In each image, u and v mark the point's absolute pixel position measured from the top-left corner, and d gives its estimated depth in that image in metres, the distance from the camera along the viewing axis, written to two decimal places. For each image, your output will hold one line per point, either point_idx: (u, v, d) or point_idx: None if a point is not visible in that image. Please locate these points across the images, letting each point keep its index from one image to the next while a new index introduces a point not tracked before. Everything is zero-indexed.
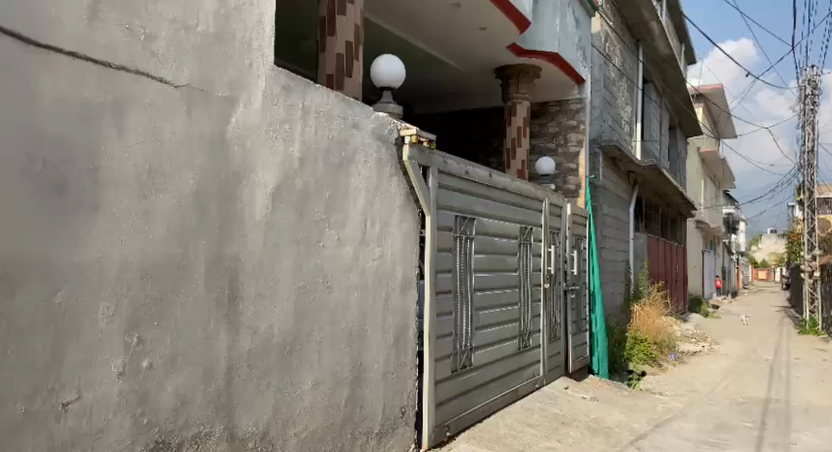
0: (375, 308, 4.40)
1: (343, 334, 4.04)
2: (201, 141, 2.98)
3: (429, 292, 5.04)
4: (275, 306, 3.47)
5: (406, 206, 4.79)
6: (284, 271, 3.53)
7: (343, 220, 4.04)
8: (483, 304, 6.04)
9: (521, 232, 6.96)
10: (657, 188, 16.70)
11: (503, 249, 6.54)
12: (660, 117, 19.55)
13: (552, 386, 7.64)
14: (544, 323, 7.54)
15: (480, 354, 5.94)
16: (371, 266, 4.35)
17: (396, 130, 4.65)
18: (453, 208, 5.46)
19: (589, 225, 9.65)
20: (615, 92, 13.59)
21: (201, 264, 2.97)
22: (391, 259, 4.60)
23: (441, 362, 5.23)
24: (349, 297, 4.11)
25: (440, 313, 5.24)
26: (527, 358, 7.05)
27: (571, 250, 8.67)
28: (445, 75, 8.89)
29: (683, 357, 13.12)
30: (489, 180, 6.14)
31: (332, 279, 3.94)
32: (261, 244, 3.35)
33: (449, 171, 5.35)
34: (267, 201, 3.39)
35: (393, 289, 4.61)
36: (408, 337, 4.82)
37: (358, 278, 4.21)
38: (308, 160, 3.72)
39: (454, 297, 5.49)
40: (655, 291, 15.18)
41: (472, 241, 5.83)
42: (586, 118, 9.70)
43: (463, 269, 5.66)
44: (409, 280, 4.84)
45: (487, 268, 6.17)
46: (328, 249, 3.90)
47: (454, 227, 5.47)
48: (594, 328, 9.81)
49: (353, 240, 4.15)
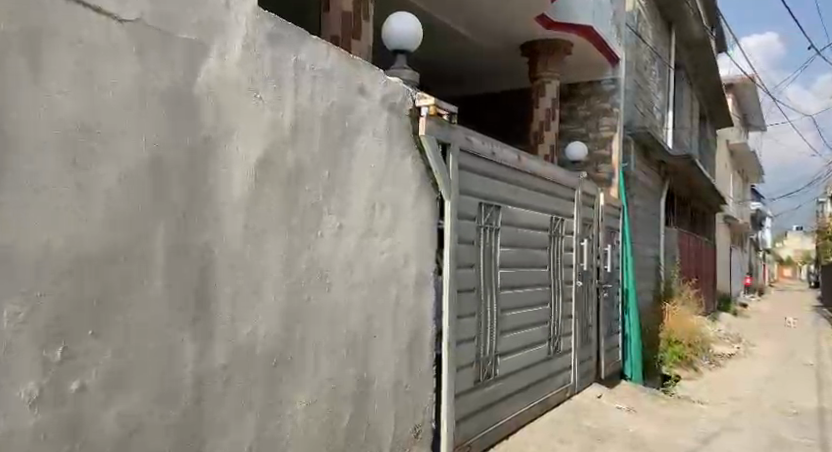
0: (384, 309, 3.72)
1: (345, 340, 3.37)
2: (158, 96, 2.29)
3: (449, 291, 4.35)
4: (259, 307, 2.79)
5: (422, 190, 4.10)
6: (272, 264, 2.86)
7: (346, 204, 3.35)
8: (510, 305, 5.33)
9: (552, 223, 6.22)
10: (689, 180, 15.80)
11: (533, 242, 5.82)
12: (690, 106, 18.59)
13: (582, 394, 6.92)
14: (575, 324, 6.82)
15: (507, 361, 5.24)
16: (379, 259, 3.66)
17: (410, 99, 3.94)
18: (477, 194, 4.75)
19: (622, 217, 8.88)
20: (647, 76, 12.75)
21: (158, 254, 2.30)
22: (404, 251, 3.91)
23: (462, 371, 4.55)
24: (353, 297, 3.43)
25: (461, 316, 4.55)
26: (557, 365, 6.33)
27: (604, 244, 7.92)
28: (466, 52, 8.17)
29: (718, 360, 12.28)
30: (518, 163, 5.42)
31: (331, 276, 3.26)
32: (241, 230, 2.68)
33: (473, 151, 4.64)
34: (249, 177, 2.71)
35: (405, 286, 3.93)
36: (424, 344, 4.13)
37: (364, 274, 3.53)
38: (303, 128, 3.03)
39: (477, 297, 4.79)
40: (686, 289, 14.32)
41: (499, 233, 5.12)
42: (619, 100, 8.92)
43: (488, 264, 4.96)
44: (426, 276, 4.15)
45: (515, 264, 5.46)
46: (327, 239, 3.22)
47: (477, 216, 4.77)
48: (626, 329, 9.06)
49: (358, 228, 3.47)
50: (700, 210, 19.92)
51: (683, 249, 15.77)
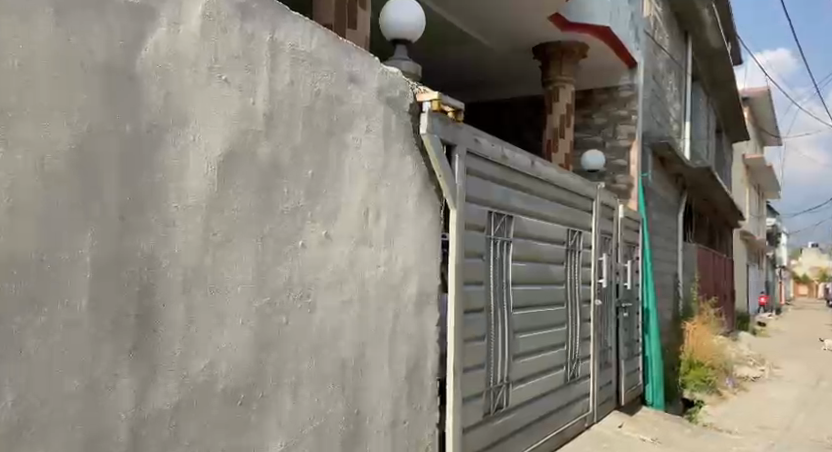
0: (378, 333, 3.22)
1: (332, 370, 2.87)
2: (86, 68, 1.81)
3: (456, 311, 3.85)
4: (222, 332, 2.30)
5: (424, 196, 3.62)
6: (239, 280, 2.37)
7: (334, 210, 2.87)
8: (524, 327, 4.82)
9: (569, 235, 5.72)
10: (707, 194, 15.23)
11: (548, 257, 5.31)
12: (707, 118, 18.05)
13: (601, 424, 6.36)
14: (594, 346, 6.28)
15: (521, 389, 4.72)
16: (374, 273, 3.17)
17: (411, 93, 3.48)
18: (487, 202, 4.26)
19: (642, 231, 8.36)
20: (665, 85, 12.27)
21: (85, 267, 1.80)
22: (403, 265, 3.42)
23: (470, 403, 4.03)
24: (342, 319, 2.93)
25: (470, 339, 4.05)
26: (575, 392, 5.79)
27: (623, 260, 7.40)
28: (476, 55, 7.74)
29: (742, 383, 11.64)
30: (533, 169, 4.94)
31: (316, 294, 2.77)
32: (198, 237, 2.20)
33: (482, 154, 4.16)
34: (210, 173, 2.24)
35: (404, 306, 3.43)
36: (426, 372, 3.62)
37: (356, 291, 3.04)
38: (279, 119, 2.55)
39: (487, 317, 4.29)
40: (706, 308, 13.71)
41: (511, 246, 4.63)
42: (638, 107, 8.44)
43: (498, 281, 4.45)
44: (428, 294, 3.65)
45: (529, 281, 4.95)
46: (311, 251, 2.74)
47: (487, 227, 4.28)
48: (646, 351, 8.50)
49: (349, 238, 2.98)
50: (718, 225, 19.29)
51: (702, 265, 15.14)
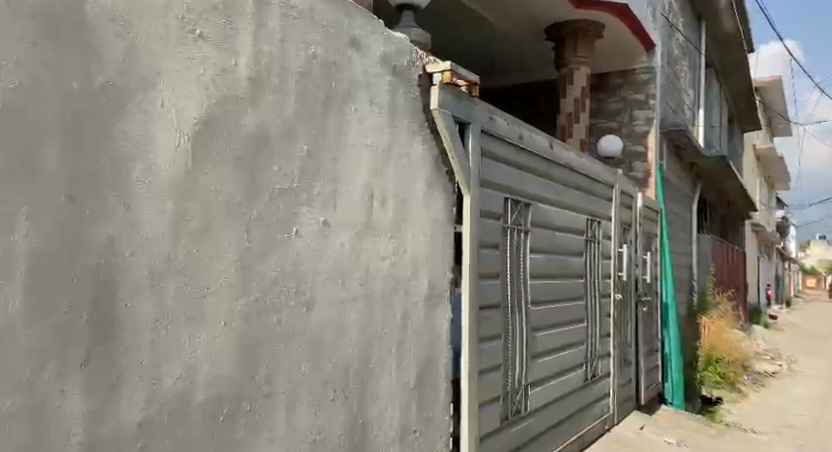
0: (386, 333, 2.85)
1: (333, 377, 2.50)
2: (19, 5, 1.41)
3: (470, 308, 3.48)
4: (201, 336, 1.92)
5: (435, 179, 3.25)
6: (222, 273, 2.00)
7: (333, 192, 2.50)
8: (542, 324, 4.45)
9: (588, 225, 5.35)
10: (722, 185, 14.83)
11: (567, 248, 4.94)
12: (720, 107, 17.60)
13: (622, 425, 6.02)
14: (613, 343, 5.93)
15: (539, 392, 4.36)
16: (380, 265, 2.80)
17: (420, 63, 3.10)
18: (503, 188, 3.88)
19: (659, 222, 8.01)
20: (679, 71, 11.86)
21: (17, 260, 1.40)
22: (413, 256, 3.06)
23: (486, 408, 3.67)
24: (344, 318, 2.56)
25: (485, 339, 3.67)
26: (595, 392, 5.44)
27: (642, 252, 7.07)
28: (485, 36, 7.35)
29: (761, 379, 11.29)
30: (551, 153, 4.56)
31: (313, 290, 2.39)
32: (170, 223, 1.81)
33: (499, 135, 3.79)
34: (184, 145, 1.85)
35: (414, 302, 3.06)
36: (438, 375, 3.26)
37: (360, 286, 2.67)
38: (266, 84, 2.17)
39: (504, 314, 3.91)
40: (721, 301, 13.37)
41: (528, 236, 4.25)
42: (655, 91, 8.08)
43: (515, 275, 4.08)
44: (440, 289, 3.29)
45: (548, 274, 4.58)
46: (307, 239, 2.36)
47: (503, 216, 3.91)
48: (664, 347, 8.17)
49: (351, 224, 2.61)
50: (731, 217, 18.89)
51: (717, 257, 14.76)
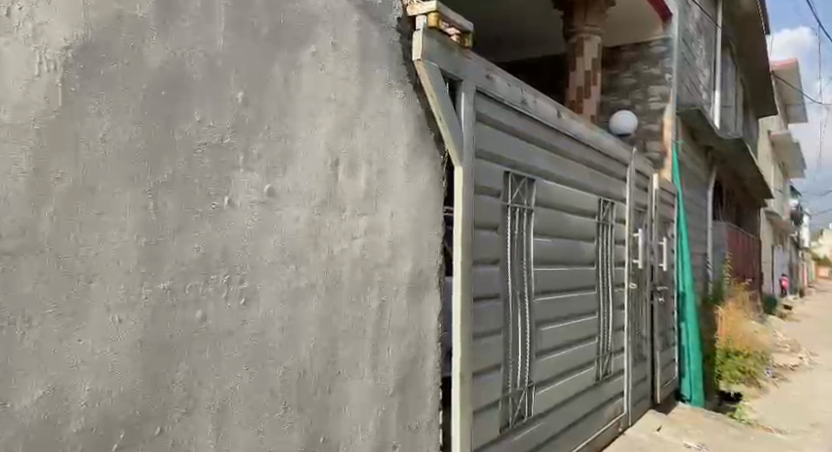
0: (357, 330, 2.33)
1: (284, 387, 2.00)
2: None
3: (464, 300, 2.97)
4: (82, 340, 1.39)
5: (420, 147, 2.74)
6: (118, 253, 1.47)
7: (282, 154, 1.98)
8: (549, 317, 3.94)
9: (600, 207, 4.84)
10: (738, 171, 14.26)
11: (578, 232, 4.43)
12: (735, 90, 16.97)
13: (638, 427, 5.53)
14: (627, 338, 5.44)
15: (546, 394, 3.85)
16: (348, 247, 2.29)
17: (400, 4, 2.57)
18: (503, 160, 3.35)
19: (675, 207, 7.49)
20: (695, 49, 11.27)
21: None
22: (392, 237, 2.55)
23: (484, 415, 3.17)
24: (299, 313, 2.05)
25: (482, 334, 3.17)
26: (607, 391, 4.94)
27: (657, 238, 6.56)
28: (489, 8, 6.82)
29: (781, 372, 10.76)
30: (559, 123, 4.04)
31: (255, 276, 1.89)
32: (28, 180, 1.28)
33: (498, 97, 3.26)
34: (47, 76, 1.32)
35: (393, 291, 2.55)
36: (425, 378, 2.76)
37: (322, 273, 2.15)
38: (181, 6, 1.64)
39: (504, 307, 3.40)
40: (737, 291, 12.83)
41: (532, 216, 3.74)
42: (671, 66, 7.55)
43: (517, 261, 3.57)
44: (426, 276, 2.78)
45: (555, 261, 4.06)
46: (243, 211, 1.84)
47: (503, 193, 3.40)
48: (681, 341, 7.66)
49: (308, 196, 2.09)
50: (746, 204, 18.30)
51: (733, 246, 14.18)
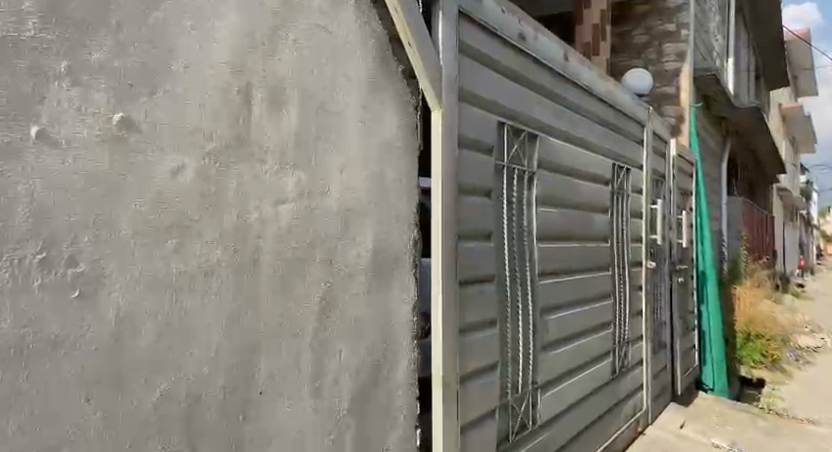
0: (288, 329, 1.67)
1: (163, 421, 1.33)
2: None
3: (448, 285, 2.30)
4: None
5: (381, 82, 2.06)
6: None
7: (143, 69, 1.29)
8: (558, 303, 3.28)
9: (615, 173, 4.18)
10: (753, 144, 13.56)
11: (590, 201, 3.77)
12: (749, 60, 16.24)
13: (659, 425, 4.91)
14: (646, 323, 4.81)
15: (555, 396, 3.20)
16: (270, 213, 1.61)
17: None
18: (496, 107, 2.69)
19: (693, 177, 6.83)
20: (709, 12, 10.56)
21: None
22: (343, 200, 1.88)
23: (478, 429, 2.52)
24: (187, 310, 1.38)
25: (474, 327, 2.51)
26: (625, 386, 4.31)
27: (676, 211, 5.90)
28: None
29: (804, 354, 10.10)
30: (565, 68, 3.37)
31: (101, 254, 1.21)
32: None
33: (488, 25, 2.59)
34: None
35: (343, 275, 1.89)
36: (395, 388, 2.11)
37: (224, 251, 1.48)
38: None
39: (501, 291, 2.74)
40: (754, 269, 12.15)
41: (535, 179, 3.06)
42: (688, 20, 7.01)
43: (518, 235, 2.90)
44: (392, 255, 2.12)
45: (563, 235, 3.39)
46: (72, 152, 1.15)
47: (497, 150, 2.72)
48: (701, 325, 7.02)
49: (197, 137, 1.40)
50: (759, 180, 17.61)
51: (749, 222, 13.49)
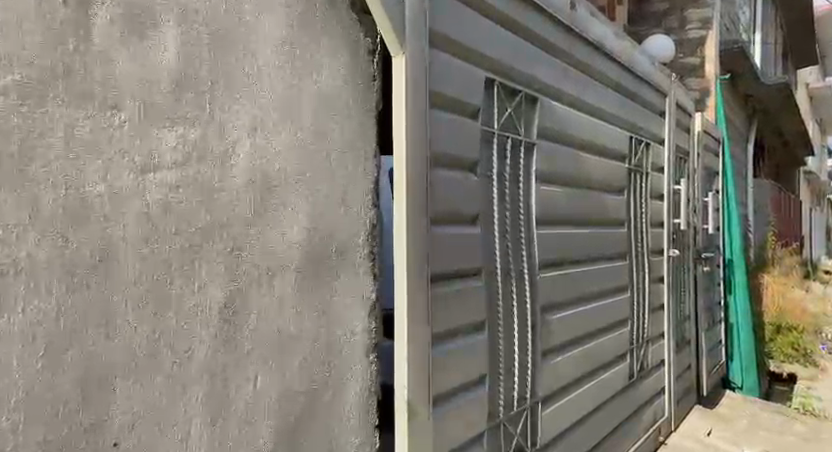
0: (167, 353, 1.18)
1: None
2: None
3: (417, 282, 1.80)
4: None
5: (319, 16, 1.55)
6: None
7: None
8: (563, 299, 2.77)
9: (632, 148, 3.65)
10: (780, 123, 12.82)
11: (603, 181, 3.24)
12: (776, 37, 15.41)
13: (682, 432, 4.40)
14: (668, 320, 4.27)
15: (560, 411, 2.70)
16: (130, 186, 1.12)
17: None
18: (481, 61, 2.18)
19: (719, 156, 6.24)
20: None
21: None
22: (257, 171, 1.39)
23: None
24: None
25: (453, 333, 2.01)
26: (644, 392, 3.80)
27: (701, 194, 5.34)
28: None
29: None
30: (571, 20, 2.85)
31: None
32: None
33: None
34: None
35: (259, 274, 1.40)
36: (339, 418, 1.62)
37: (42, 240, 0.97)
38: None
39: (490, 288, 2.24)
40: (782, 256, 11.47)
41: (535, 150, 2.55)
42: None
43: (512, 220, 2.40)
44: (336, 246, 1.63)
45: (569, 219, 2.87)
46: None
47: (484, 114, 2.22)
48: (728, 317, 6.45)
49: None
50: (786, 163, 16.80)
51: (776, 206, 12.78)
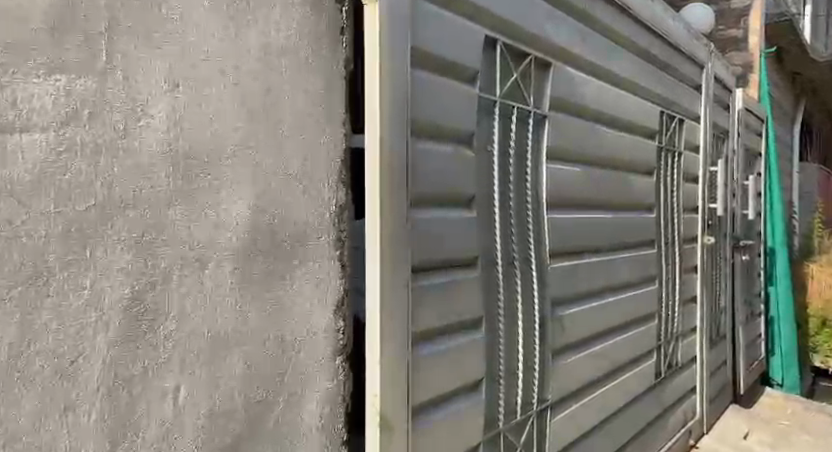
0: (43, 365, 0.93)
1: None
2: None
3: (392, 273, 1.53)
4: None
5: None
6: None
7: None
8: (578, 291, 2.46)
9: (663, 125, 3.29)
10: (830, 103, 12.04)
11: (628, 160, 2.91)
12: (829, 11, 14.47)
13: (715, 435, 4.06)
14: (702, 313, 3.92)
15: (572, 416, 2.42)
16: None
17: None
18: (480, 17, 1.88)
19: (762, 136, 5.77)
20: None
21: None
22: (179, 138, 1.13)
23: None
24: None
25: (439, 331, 1.74)
26: (673, 392, 3.48)
27: (742, 176, 4.92)
28: None
29: None
30: None
31: None
32: None
33: None
34: None
35: (184, 263, 1.15)
36: (291, 433, 1.37)
37: None
38: None
39: (487, 278, 1.95)
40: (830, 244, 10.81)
41: (545, 123, 2.24)
42: None
43: (517, 202, 2.10)
44: (290, 231, 1.37)
45: (587, 201, 2.55)
46: None
47: (483, 78, 1.92)
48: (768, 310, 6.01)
49: None
50: None
51: (825, 190, 12.04)
